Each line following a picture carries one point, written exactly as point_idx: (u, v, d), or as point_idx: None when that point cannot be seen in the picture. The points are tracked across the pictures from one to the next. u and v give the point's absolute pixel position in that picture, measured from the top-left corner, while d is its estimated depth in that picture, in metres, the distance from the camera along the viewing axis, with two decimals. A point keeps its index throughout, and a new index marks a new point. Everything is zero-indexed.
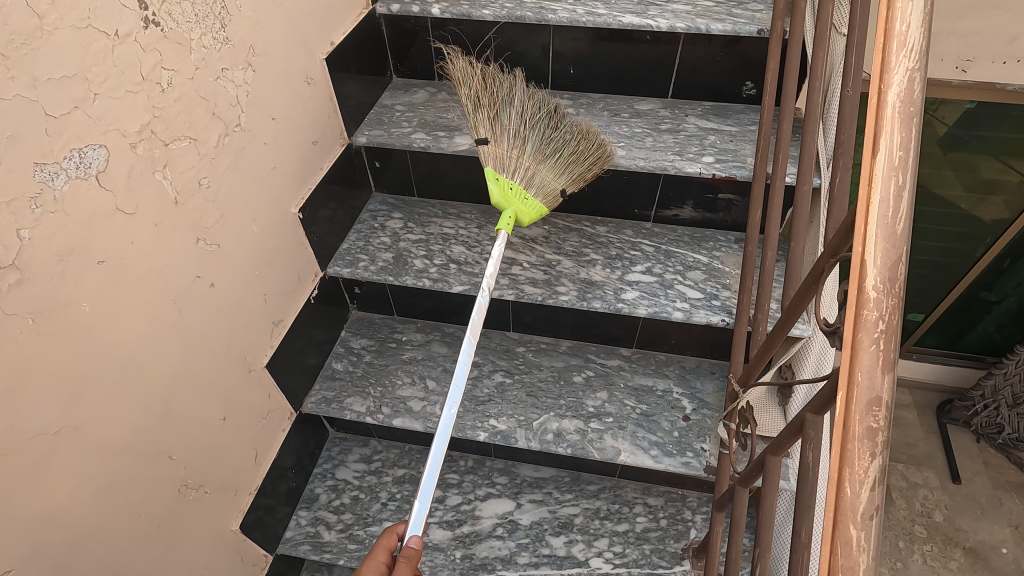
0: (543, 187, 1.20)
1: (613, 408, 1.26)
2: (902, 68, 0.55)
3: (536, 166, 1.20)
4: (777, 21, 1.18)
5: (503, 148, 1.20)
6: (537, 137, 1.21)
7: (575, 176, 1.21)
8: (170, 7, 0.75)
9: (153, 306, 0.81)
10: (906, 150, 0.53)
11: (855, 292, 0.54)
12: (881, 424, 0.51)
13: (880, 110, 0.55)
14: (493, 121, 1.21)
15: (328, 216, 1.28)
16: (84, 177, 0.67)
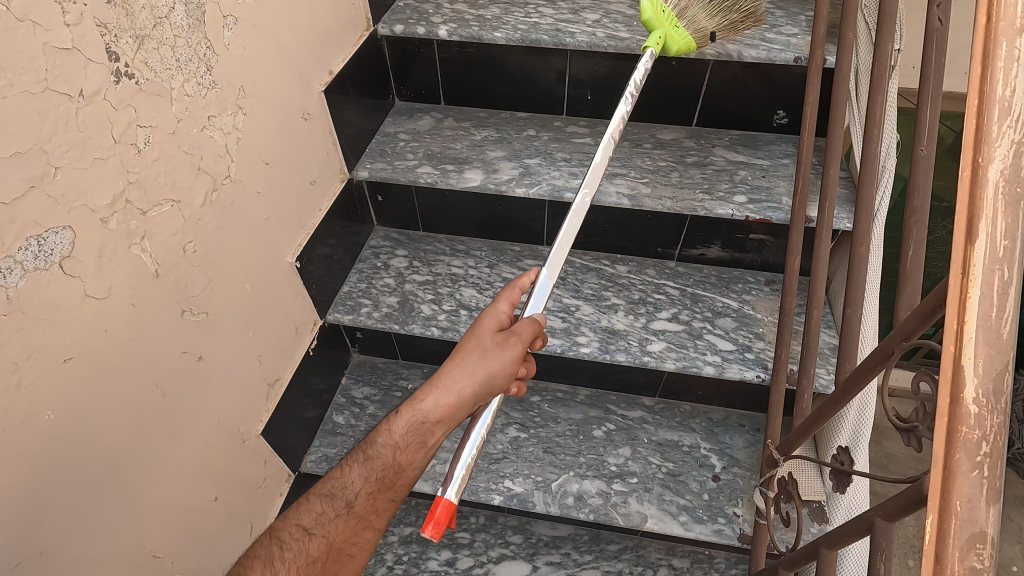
0: (695, 22, 1.09)
1: (637, 467, 1.18)
2: (1009, 136, 0.38)
3: (690, 1, 1.10)
4: (816, 49, 1.08)
5: None
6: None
7: (723, 23, 1.12)
8: (146, 56, 0.65)
9: (133, 395, 0.71)
10: (1016, 240, 0.38)
11: (947, 407, 0.40)
12: (986, 564, 0.39)
13: (977, 187, 0.39)
14: None
15: (326, 253, 1.16)
16: (44, 267, 0.57)
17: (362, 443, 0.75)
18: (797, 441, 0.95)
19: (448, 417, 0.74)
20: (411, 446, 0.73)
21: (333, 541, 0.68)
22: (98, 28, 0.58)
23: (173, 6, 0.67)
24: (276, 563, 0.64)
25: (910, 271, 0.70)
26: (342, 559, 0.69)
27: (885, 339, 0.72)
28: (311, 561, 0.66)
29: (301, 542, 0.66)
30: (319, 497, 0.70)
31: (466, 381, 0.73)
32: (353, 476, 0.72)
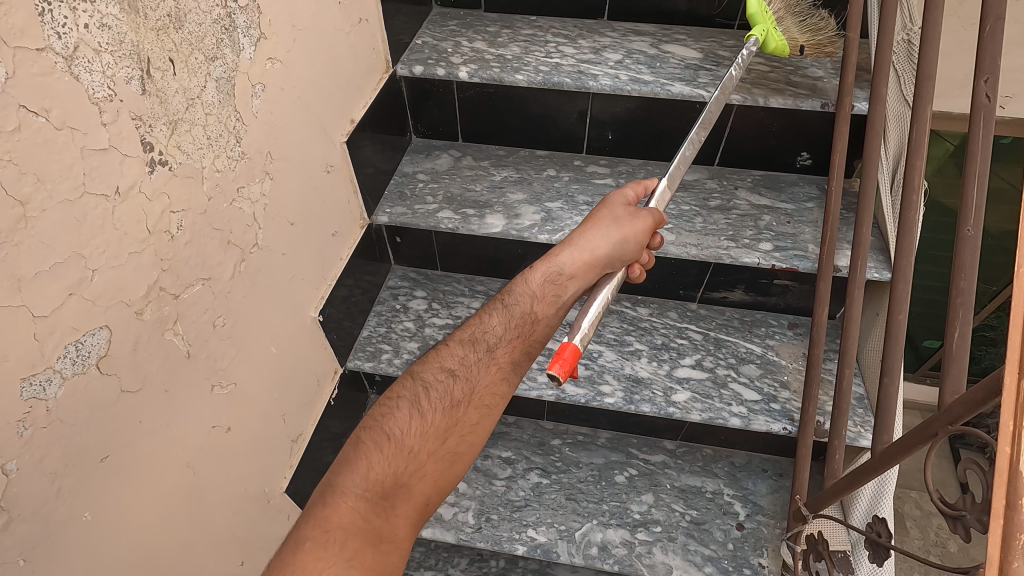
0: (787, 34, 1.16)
1: (661, 515, 1.17)
2: None
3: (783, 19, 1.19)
4: (843, 97, 1.06)
5: None
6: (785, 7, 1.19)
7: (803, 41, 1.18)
8: (180, 139, 0.63)
9: (165, 479, 0.69)
10: None
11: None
12: None
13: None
14: None
15: (345, 295, 1.14)
16: (82, 371, 0.55)
17: (499, 296, 0.80)
18: (828, 500, 0.95)
19: (577, 275, 0.81)
20: (548, 296, 0.79)
21: (476, 383, 0.71)
22: (134, 121, 0.56)
23: (204, 85, 0.66)
24: (423, 402, 0.68)
25: (957, 355, 0.69)
26: (486, 401, 0.70)
27: (929, 419, 0.71)
28: (456, 398, 0.69)
29: (448, 382, 0.70)
30: (462, 342, 0.74)
31: (599, 242, 0.81)
32: (495, 321, 0.76)
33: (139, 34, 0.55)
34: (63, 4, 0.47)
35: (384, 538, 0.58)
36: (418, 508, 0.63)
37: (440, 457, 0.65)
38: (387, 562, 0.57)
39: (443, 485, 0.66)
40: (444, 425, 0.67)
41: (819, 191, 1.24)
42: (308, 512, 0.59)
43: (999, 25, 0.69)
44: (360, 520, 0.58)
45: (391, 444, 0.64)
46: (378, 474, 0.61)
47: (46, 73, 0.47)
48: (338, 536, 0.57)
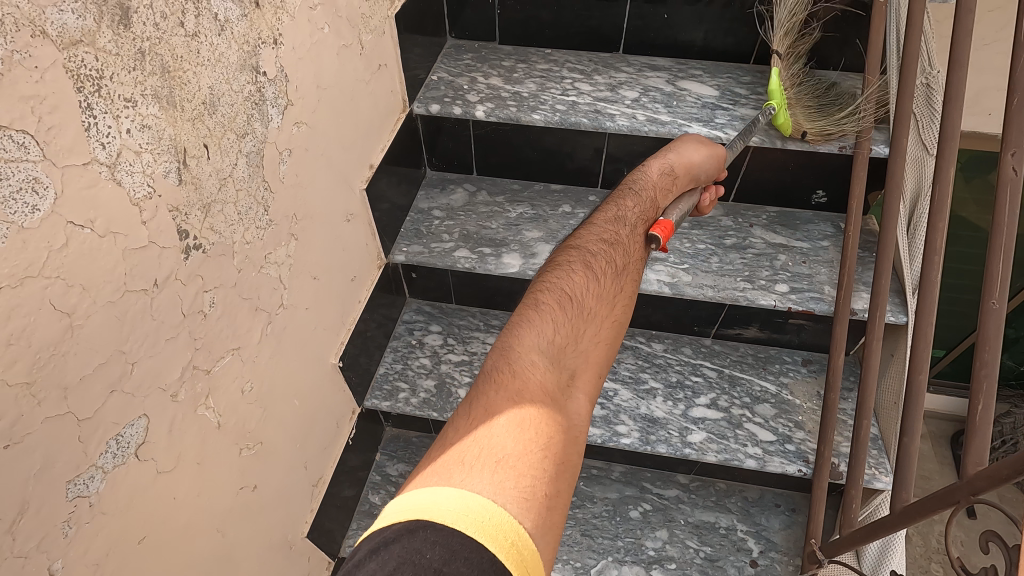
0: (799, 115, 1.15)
1: (675, 551, 1.18)
2: None
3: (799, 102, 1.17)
4: (862, 142, 1.05)
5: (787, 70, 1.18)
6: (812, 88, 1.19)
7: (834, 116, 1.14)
8: (213, 220, 0.63)
9: (198, 545, 0.70)
10: None
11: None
12: None
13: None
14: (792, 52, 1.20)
15: (363, 331, 1.14)
16: (123, 462, 0.56)
17: (624, 187, 0.89)
18: (842, 547, 0.96)
19: (679, 178, 0.93)
20: (663, 190, 0.89)
21: (627, 257, 0.78)
22: (171, 213, 0.57)
23: (236, 162, 0.66)
24: (593, 267, 0.74)
25: (980, 427, 0.70)
26: (636, 273, 0.77)
27: (951, 487, 0.72)
28: (614, 268, 0.75)
29: (605, 253, 0.76)
30: (604, 224, 0.82)
31: (694, 155, 0.94)
32: (629, 203, 0.86)
33: (176, 127, 0.56)
34: (107, 114, 0.48)
35: (573, 392, 0.60)
36: (599, 366, 0.65)
37: (610, 322, 0.70)
38: (575, 419, 0.58)
39: (613, 346, 0.68)
40: (608, 298, 0.72)
41: (833, 229, 1.25)
42: (501, 368, 0.60)
43: None
44: (551, 383, 0.59)
45: (571, 305, 0.68)
46: (562, 328, 0.65)
47: (90, 186, 0.47)
48: (531, 410, 0.55)
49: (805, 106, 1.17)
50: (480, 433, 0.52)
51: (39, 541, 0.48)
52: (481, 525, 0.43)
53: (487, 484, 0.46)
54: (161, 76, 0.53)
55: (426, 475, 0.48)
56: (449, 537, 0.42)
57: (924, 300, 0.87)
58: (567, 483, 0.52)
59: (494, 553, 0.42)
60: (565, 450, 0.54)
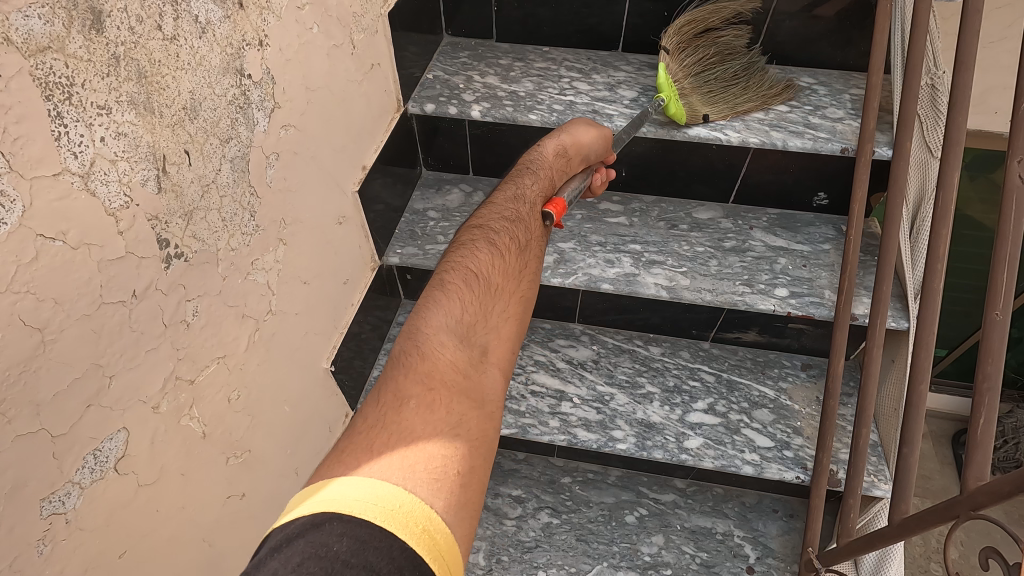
0: (692, 104, 1.16)
1: (671, 557, 1.17)
2: None
3: (692, 91, 1.18)
4: (864, 144, 1.03)
5: (676, 63, 1.19)
6: (706, 74, 1.20)
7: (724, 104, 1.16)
8: (195, 228, 0.62)
9: (183, 556, 0.69)
10: None
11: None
12: None
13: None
14: (682, 44, 1.20)
15: (357, 333, 1.12)
16: (101, 477, 0.55)
17: (522, 164, 0.90)
18: (840, 557, 0.95)
19: (572, 158, 0.95)
20: (560, 169, 0.92)
21: (528, 232, 0.81)
22: (150, 222, 0.55)
23: (220, 168, 0.65)
24: (496, 244, 0.77)
25: (981, 441, 0.68)
26: (538, 248, 0.81)
27: (951, 500, 0.71)
28: (517, 243, 0.78)
29: (507, 229, 0.79)
30: (506, 202, 0.83)
31: (585, 134, 0.96)
32: (528, 181, 0.87)
33: (154, 134, 0.54)
34: (79, 123, 0.47)
35: (487, 368, 0.63)
36: (511, 340, 0.68)
37: (516, 296, 0.73)
38: (489, 391, 0.61)
39: (522, 319, 0.72)
40: (512, 274, 0.75)
41: (835, 231, 1.23)
42: (409, 352, 0.61)
43: None
44: (462, 362, 0.61)
45: (475, 282, 0.70)
46: (469, 306, 0.68)
47: (63, 197, 0.46)
48: (441, 393, 0.57)
49: (698, 93, 1.18)
50: (390, 419, 0.53)
51: (12, 560, 0.47)
52: (390, 512, 0.43)
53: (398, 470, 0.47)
54: (138, 82, 0.52)
55: (334, 467, 0.47)
56: (356, 528, 0.41)
57: (925, 308, 0.85)
58: (484, 458, 0.54)
59: (405, 541, 0.42)
60: (481, 426, 0.56)
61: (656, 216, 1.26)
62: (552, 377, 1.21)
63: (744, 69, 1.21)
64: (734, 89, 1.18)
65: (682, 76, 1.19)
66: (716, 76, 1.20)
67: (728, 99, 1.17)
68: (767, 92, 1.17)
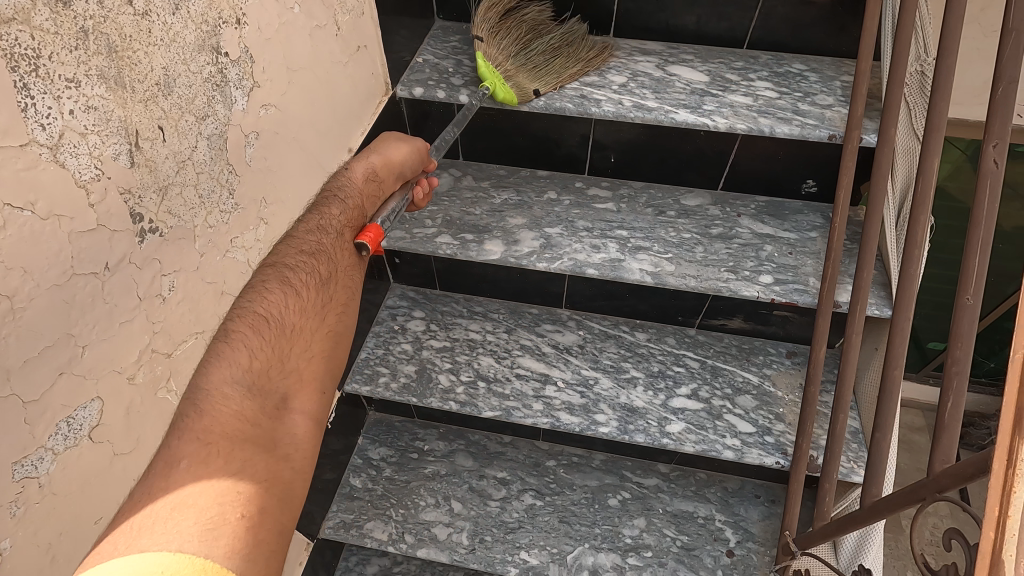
0: (519, 82, 1.18)
1: (652, 539, 1.18)
2: None
3: (516, 70, 1.19)
4: (852, 130, 1.02)
5: (494, 48, 1.20)
6: (526, 49, 1.22)
7: (552, 76, 1.18)
8: (171, 203, 0.63)
9: None
10: None
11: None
12: None
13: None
14: (495, 28, 1.22)
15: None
16: (74, 444, 0.56)
17: (329, 194, 0.89)
18: (815, 541, 0.96)
19: (383, 180, 0.95)
20: (370, 194, 0.93)
21: (335, 264, 0.84)
22: (123, 195, 0.56)
23: (196, 145, 0.65)
24: (293, 282, 0.78)
25: (948, 425, 0.69)
26: (345, 279, 0.85)
27: (918, 484, 0.71)
28: (322, 279, 0.81)
29: (311, 265, 0.80)
30: (316, 237, 0.83)
31: (395, 152, 0.96)
32: (333, 210, 0.87)
33: (126, 109, 0.55)
34: (47, 94, 0.47)
35: (287, 415, 0.68)
36: (312, 380, 0.74)
37: (320, 334, 0.78)
38: (282, 437, 0.65)
39: (323, 356, 0.77)
40: (314, 311, 0.79)
41: (823, 220, 1.22)
42: (187, 410, 0.61)
43: (1012, 88, 0.68)
44: (250, 412, 0.65)
45: (269, 327, 0.72)
46: (260, 352, 0.70)
47: (30, 167, 0.47)
48: (221, 447, 0.59)
49: (523, 71, 1.20)
50: (157, 486, 0.54)
51: None
52: None
53: (176, 530, 0.51)
54: (108, 56, 0.53)
55: (98, 550, 0.50)
56: None
57: (902, 294, 0.85)
58: (275, 502, 0.59)
59: None
60: (270, 471, 0.61)
61: (644, 202, 1.27)
62: (537, 361, 1.22)
63: (561, 39, 1.23)
64: (556, 59, 1.20)
65: (502, 56, 1.20)
66: (533, 49, 1.22)
67: (552, 71, 1.19)
68: (586, 59, 1.21)
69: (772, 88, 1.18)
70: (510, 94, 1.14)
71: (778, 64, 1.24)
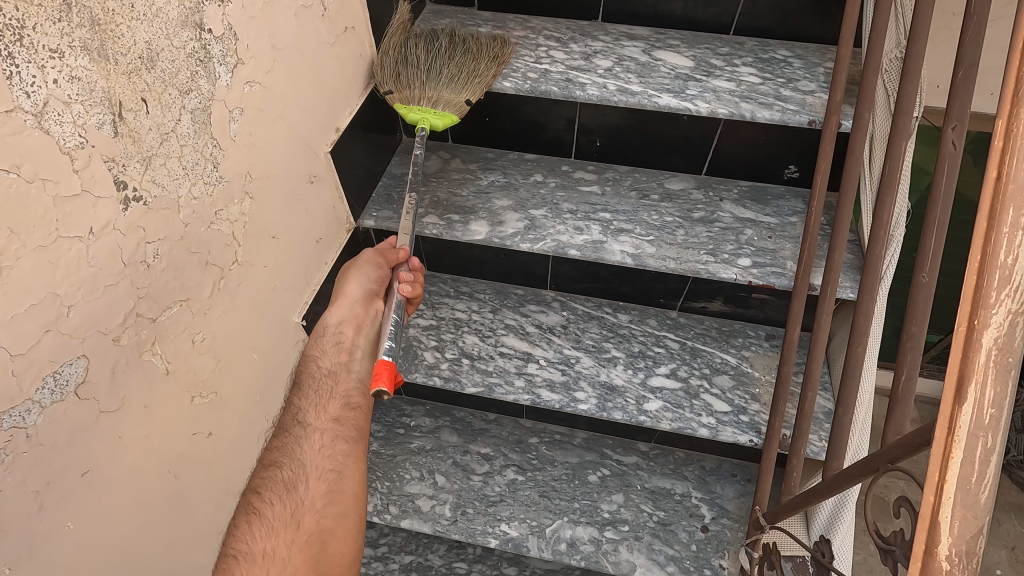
0: (451, 101, 1.13)
1: (630, 515, 1.21)
2: (1004, 310, 0.47)
3: (439, 90, 1.13)
4: (830, 116, 1.04)
5: (405, 86, 1.13)
6: (426, 66, 1.14)
7: (474, 82, 1.14)
8: (154, 173, 0.66)
9: (148, 482, 0.75)
10: (999, 409, 0.47)
11: (923, 556, 0.51)
12: None
13: (970, 349, 0.48)
14: (390, 67, 1.13)
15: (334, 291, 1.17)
16: (61, 399, 0.59)
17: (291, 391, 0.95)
18: (781, 515, 0.99)
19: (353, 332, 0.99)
20: (336, 356, 0.96)
21: (305, 467, 0.86)
22: (106, 163, 0.59)
23: (179, 118, 0.68)
24: (259, 515, 0.82)
25: (902, 400, 0.72)
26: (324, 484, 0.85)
27: (872, 455, 0.74)
28: (289, 487, 0.84)
29: (274, 478, 0.85)
30: (287, 448, 0.88)
31: (348, 286, 1.00)
32: (303, 398, 0.92)
33: (109, 80, 0.58)
34: (32, 64, 0.50)
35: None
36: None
37: (301, 548, 0.79)
38: None
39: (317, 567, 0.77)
40: (288, 526, 0.81)
41: (804, 205, 1.24)
42: None
43: (972, 71, 0.70)
44: None
45: (238, 566, 0.77)
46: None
47: (16, 132, 0.50)
48: None
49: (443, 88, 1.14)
50: None
51: None
52: None
53: None
54: (91, 28, 0.55)
55: None
56: None
57: (868, 275, 0.88)
58: None
59: None
60: None
61: (628, 186, 1.29)
62: (521, 340, 1.25)
63: (448, 40, 1.17)
64: (465, 62, 1.15)
65: (409, 83, 1.13)
66: (432, 61, 1.15)
67: (470, 78, 1.14)
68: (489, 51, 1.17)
69: (756, 73, 1.20)
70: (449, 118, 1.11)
71: (764, 50, 1.25)
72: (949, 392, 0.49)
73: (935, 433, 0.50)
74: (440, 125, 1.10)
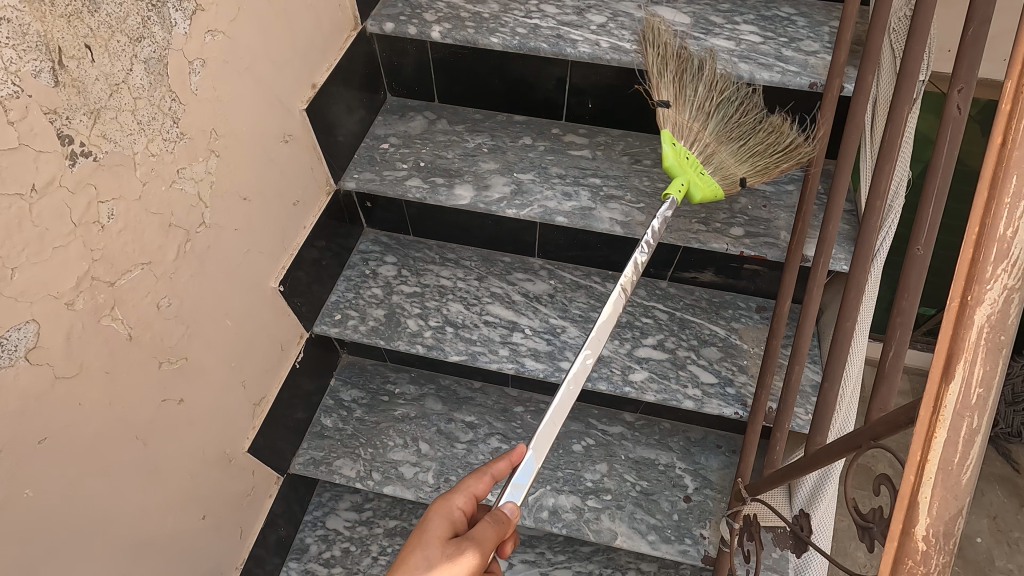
0: (722, 169, 1.08)
1: (613, 484, 1.21)
2: (998, 284, 0.43)
3: (717, 146, 1.07)
4: (833, 78, 0.99)
5: (683, 117, 1.06)
6: (718, 103, 1.05)
7: (758, 168, 1.09)
8: (105, 128, 0.62)
9: (115, 450, 0.73)
10: (987, 389, 0.44)
11: (900, 534, 0.47)
12: None
13: (962, 326, 0.44)
14: (678, 88, 1.06)
15: (315, 256, 1.13)
16: (10, 364, 0.58)
17: None
18: (763, 487, 0.97)
19: None
20: None
21: None
22: (46, 115, 0.56)
23: (130, 68, 0.64)
24: None
25: (887, 375, 0.71)
26: None
27: (855, 432, 0.71)
28: None
29: None
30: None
31: None
32: None
33: (46, 24, 0.54)
34: None
35: None
36: None
37: None
38: None
39: None
40: None
41: (802, 173, 1.20)
42: None
43: (983, 30, 0.65)
44: None
45: None
46: None
47: None
48: None
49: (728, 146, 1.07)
50: None
51: None
52: None
53: None
54: None
55: None
56: None
57: (861, 245, 0.85)
58: None
59: None
60: None
61: (620, 150, 1.24)
62: (506, 308, 1.23)
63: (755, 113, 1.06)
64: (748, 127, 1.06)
65: (677, 101, 1.06)
66: (718, 112, 1.06)
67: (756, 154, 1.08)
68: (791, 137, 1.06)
69: (756, 32, 1.14)
70: (709, 187, 1.04)
71: (767, 7, 1.19)
72: (936, 369, 0.45)
73: (919, 410, 0.46)
74: (698, 194, 1.04)
